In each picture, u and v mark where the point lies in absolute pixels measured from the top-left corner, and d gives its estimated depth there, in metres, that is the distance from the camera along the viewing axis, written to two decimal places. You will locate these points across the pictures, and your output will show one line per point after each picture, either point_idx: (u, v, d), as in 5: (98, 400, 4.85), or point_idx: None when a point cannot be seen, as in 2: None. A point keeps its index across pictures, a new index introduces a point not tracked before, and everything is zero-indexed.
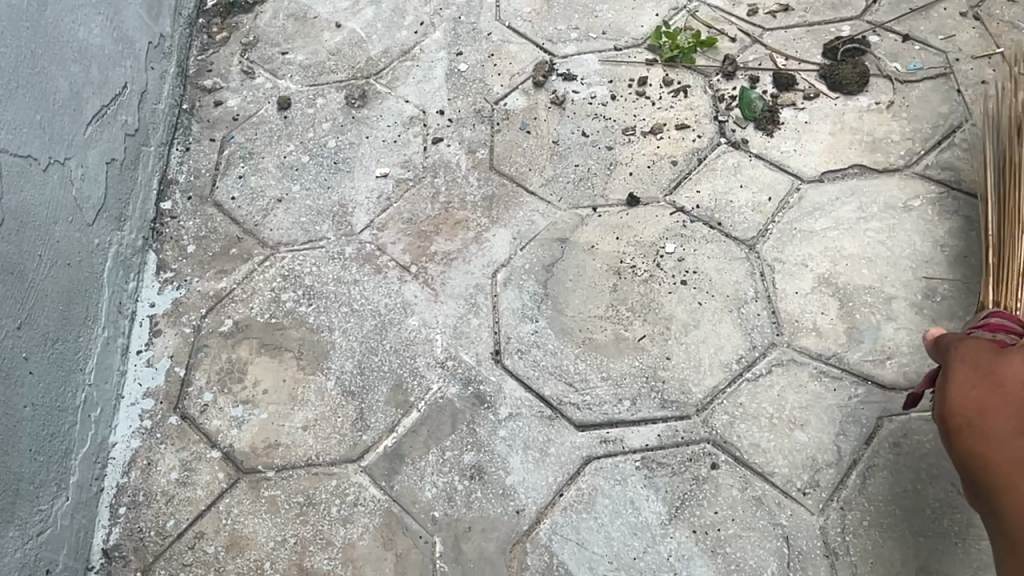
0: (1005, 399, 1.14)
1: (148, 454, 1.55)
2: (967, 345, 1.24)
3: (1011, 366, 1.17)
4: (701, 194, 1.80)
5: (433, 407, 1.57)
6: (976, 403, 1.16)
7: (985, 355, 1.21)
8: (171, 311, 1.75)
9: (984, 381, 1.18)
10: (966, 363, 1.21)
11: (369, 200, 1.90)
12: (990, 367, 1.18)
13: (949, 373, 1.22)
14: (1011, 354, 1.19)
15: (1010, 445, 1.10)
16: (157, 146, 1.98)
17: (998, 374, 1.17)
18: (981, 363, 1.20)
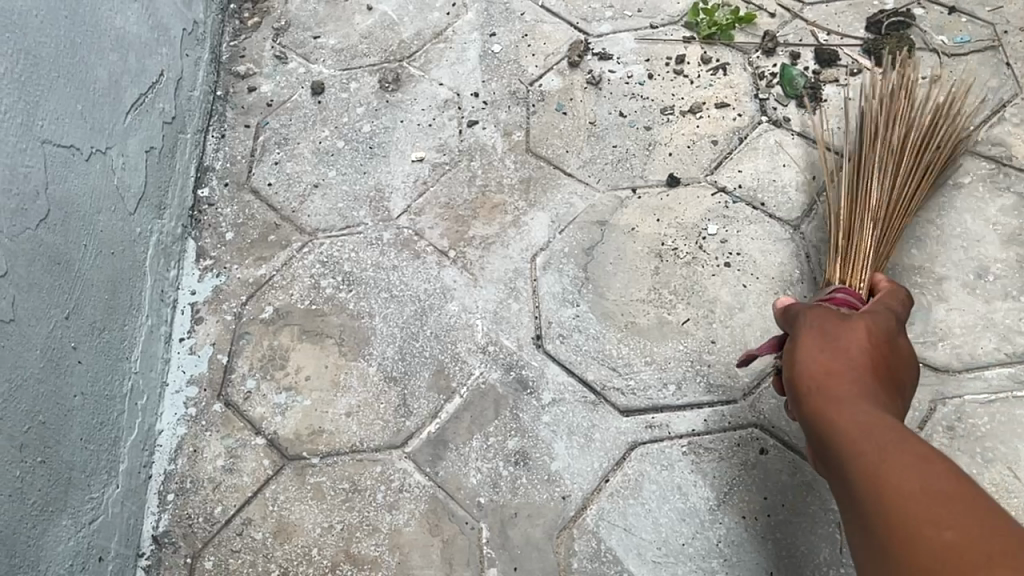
0: (845, 359, 1.13)
1: (194, 441, 1.56)
2: (811, 313, 1.22)
3: (849, 336, 1.15)
4: (743, 174, 1.77)
5: (476, 392, 1.57)
6: (821, 365, 1.14)
7: (828, 319, 1.19)
8: (212, 298, 1.76)
9: (826, 347, 1.16)
10: (811, 331, 1.19)
11: (406, 185, 1.89)
12: (829, 331, 1.17)
13: (796, 346, 1.20)
14: (852, 321, 1.17)
15: (851, 403, 1.07)
16: (193, 134, 1.98)
17: (840, 338, 1.15)
18: (823, 331, 1.18)
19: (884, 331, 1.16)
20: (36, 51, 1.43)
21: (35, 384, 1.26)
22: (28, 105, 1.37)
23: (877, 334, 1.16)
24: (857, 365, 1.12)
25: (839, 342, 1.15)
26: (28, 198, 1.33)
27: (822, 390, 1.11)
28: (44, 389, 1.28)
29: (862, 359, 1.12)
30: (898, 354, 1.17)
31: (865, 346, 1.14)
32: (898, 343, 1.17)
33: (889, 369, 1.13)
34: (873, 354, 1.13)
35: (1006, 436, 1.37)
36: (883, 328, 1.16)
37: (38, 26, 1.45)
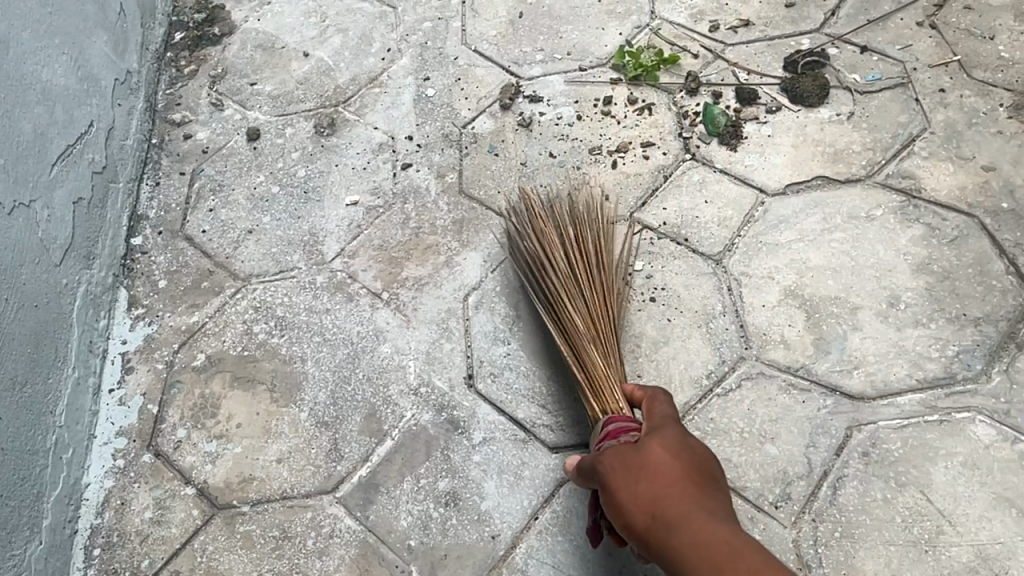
0: (662, 475, 1.05)
1: (123, 493, 1.55)
2: (608, 456, 1.14)
3: (649, 458, 1.09)
4: (668, 212, 1.81)
5: (408, 433, 1.57)
6: (638, 499, 1.05)
7: (624, 454, 1.13)
8: (143, 348, 1.75)
9: (640, 472, 1.08)
10: (616, 464, 1.12)
11: (339, 229, 1.91)
12: (630, 466, 1.09)
13: (609, 489, 1.10)
14: (647, 447, 1.11)
15: (691, 521, 0.97)
16: (126, 183, 1.99)
17: (648, 463, 1.08)
18: (624, 461, 1.11)
19: (677, 445, 1.11)
20: None
21: None
22: None
23: (677, 451, 1.10)
24: (676, 478, 1.05)
25: (651, 464, 1.08)
26: None
27: (650, 515, 1.02)
28: None
29: (679, 476, 1.05)
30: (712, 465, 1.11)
31: (679, 463, 1.07)
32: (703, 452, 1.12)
33: (707, 475, 1.07)
34: (681, 464, 1.07)
35: (919, 461, 1.41)
36: (684, 447, 1.11)
37: None
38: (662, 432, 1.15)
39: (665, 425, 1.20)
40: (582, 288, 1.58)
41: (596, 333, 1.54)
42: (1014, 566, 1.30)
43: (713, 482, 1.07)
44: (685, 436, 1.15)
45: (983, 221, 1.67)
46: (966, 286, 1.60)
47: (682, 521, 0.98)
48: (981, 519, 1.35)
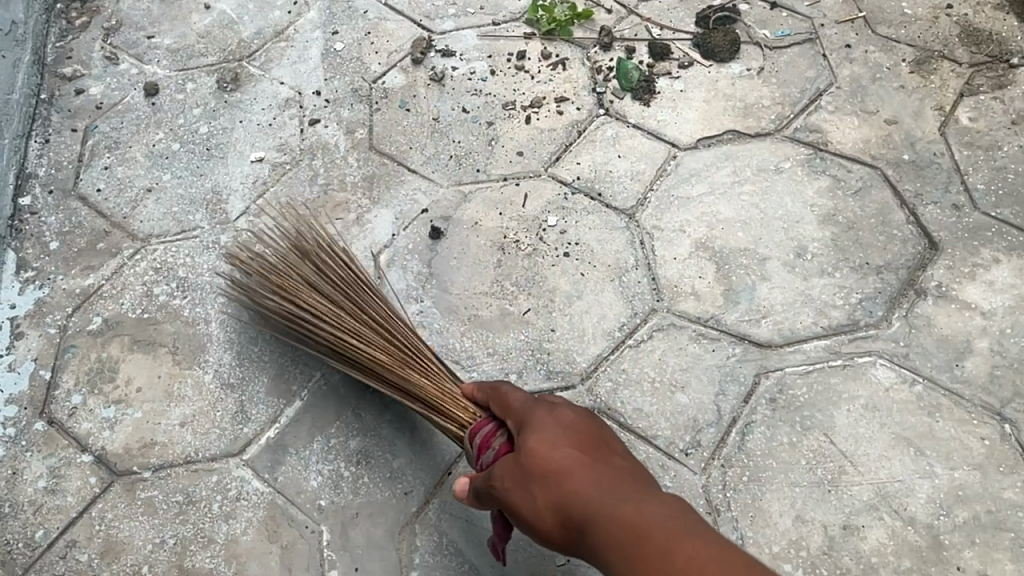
0: (560, 473, 1.04)
1: (13, 463, 1.47)
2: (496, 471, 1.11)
3: (534, 461, 1.06)
4: (581, 166, 1.80)
5: (317, 393, 1.53)
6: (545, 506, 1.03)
7: (509, 464, 1.09)
8: (34, 312, 1.65)
9: (536, 477, 1.05)
10: (509, 475, 1.09)
11: (244, 186, 1.84)
12: (521, 475, 1.07)
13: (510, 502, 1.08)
14: (526, 450, 1.08)
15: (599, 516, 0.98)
16: (11, 139, 1.87)
17: (539, 465, 1.05)
18: (513, 475, 1.08)
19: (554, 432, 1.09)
20: None
21: None
22: None
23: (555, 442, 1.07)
24: (574, 472, 1.03)
25: (542, 463, 1.05)
26: None
27: (565, 519, 1.02)
28: None
29: (574, 469, 1.04)
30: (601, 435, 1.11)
31: (570, 451, 1.06)
32: (584, 426, 1.11)
33: (596, 451, 1.07)
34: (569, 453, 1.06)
35: (823, 405, 1.45)
36: (564, 432, 1.09)
37: None
38: (533, 425, 1.11)
39: (532, 409, 1.16)
40: (351, 333, 1.41)
41: (405, 358, 1.39)
42: (911, 502, 1.35)
43: (607, 456, 1.06)
44: (559, 416, 1.12)
45: (886, 173, 1.71)
46: (868, 236, 1.64)
47: (592, 523, 0.98)
48: (881, 458, 1.39)
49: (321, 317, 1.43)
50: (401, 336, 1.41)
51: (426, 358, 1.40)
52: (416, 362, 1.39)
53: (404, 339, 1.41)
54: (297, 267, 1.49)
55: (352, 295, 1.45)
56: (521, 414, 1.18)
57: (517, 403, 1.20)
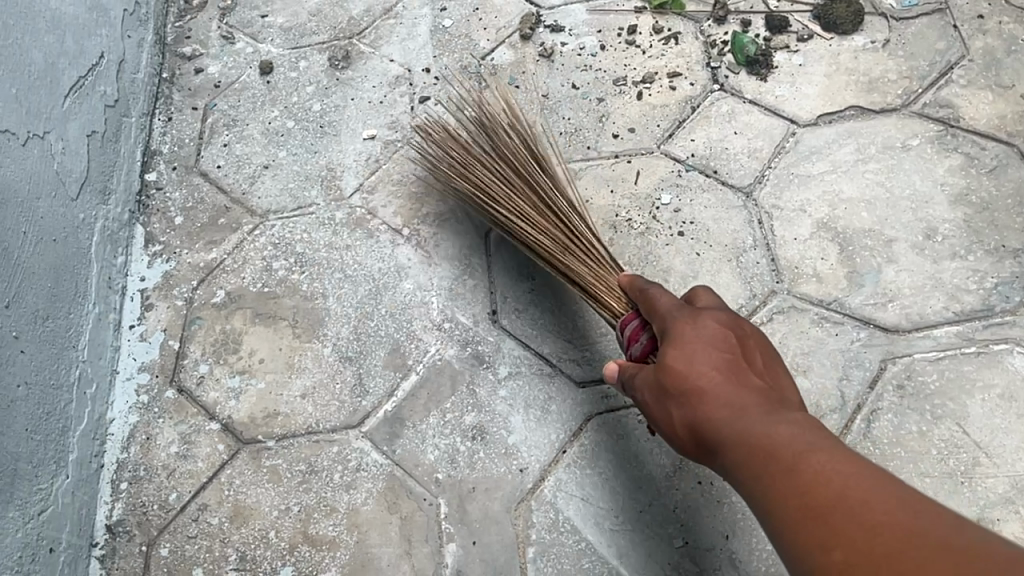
0: (698, 391, 1.07)
1: (147, 429, 1.53)
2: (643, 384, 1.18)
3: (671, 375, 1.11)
4: (695, 143, 1.76)
5: (432, 369, 1.56)
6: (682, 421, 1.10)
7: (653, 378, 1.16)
8: (162, 285, 1.72)
9: (676, 396, 1.11)
10: (653, 389, 1.16)
11: (357, 163, 1.87)
12: (661, 389, 1.13)
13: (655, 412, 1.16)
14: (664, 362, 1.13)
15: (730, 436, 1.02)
16: (138, 117, 1.93)
17: (679, 381, 1.10)
18: (655, 385, 1.15)
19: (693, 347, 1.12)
20: None
21: None
22: None
23: (694, 355, 1.11)
24: (712, 389, 1.07)
25: (682, 379, 1.10)
26: None
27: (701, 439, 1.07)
28: None
29: (712, 385, 1.07)
30: (744, 349, 1.13)
31: (709, 367, 1.09)
32: (726, 337, 1.13)
33: (733, 368, 1.09)
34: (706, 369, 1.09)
35: (955, 394, 1.39)
36: (707, 341, 1.12)
37: None
38: (678, 337, 1.15)
39: (675, 319, 1.20)
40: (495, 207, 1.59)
41: (569, 237, 1.52)
42: None
43: (744, 374, 1.09)
44: (703, 328, 1.15)
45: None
46: (1005, 218, 1.56)
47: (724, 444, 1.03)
48: (1020, 451, 1.33)
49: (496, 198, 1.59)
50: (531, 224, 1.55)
51: (586, 245, 1.50)
52: (578, 252, 1.51)
53: (566, 222, 1.53)
54: (501, 148, 1.62)
55: (511, 176, 1.58)
56: (667, 325, 1.22)
57: (663, 308, 1.24)
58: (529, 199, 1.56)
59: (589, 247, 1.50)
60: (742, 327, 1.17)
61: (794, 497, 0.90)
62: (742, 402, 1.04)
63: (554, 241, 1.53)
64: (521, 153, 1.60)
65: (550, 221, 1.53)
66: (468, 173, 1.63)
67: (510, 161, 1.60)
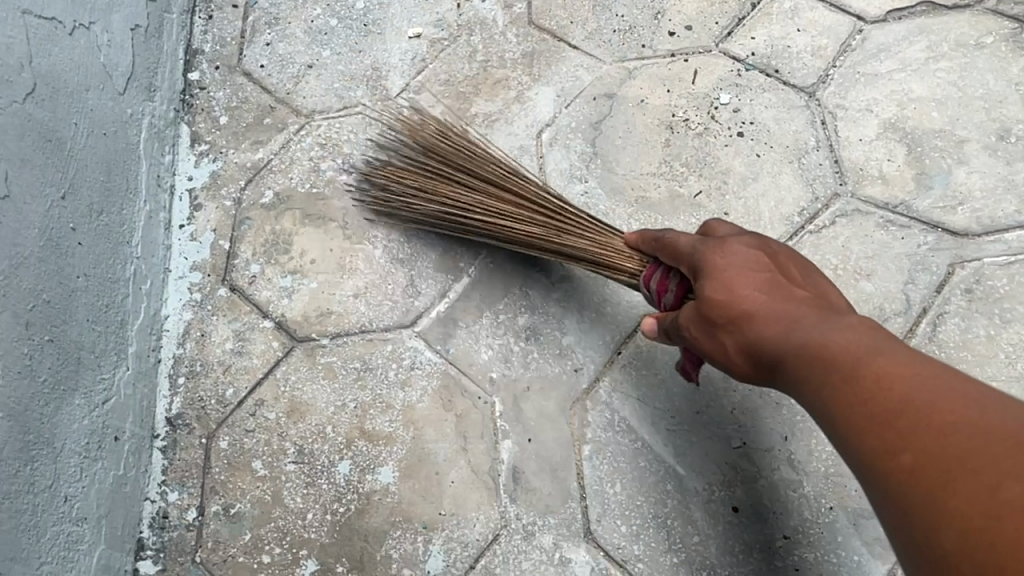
0: (746, 316, 1.03)
1: (201, 326, 1.54)
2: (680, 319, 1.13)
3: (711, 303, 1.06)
4: (756, 41, 1.69)
5: (485, 270, 1.53)
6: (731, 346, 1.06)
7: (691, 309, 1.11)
8: (209, 185, 1.71)
9: (722, 325, 1.06)
10: (693, 323, 1.11)
11: (403, 63, 1.80)
12: (701, 320, 1.09)
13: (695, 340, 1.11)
14: (700, 297, 1.08)
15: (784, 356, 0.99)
16: (179, 14, 1.87)
17: (722, 310, 1.05)
18: (694, 321, 1.10)
19: (729, 273, 1.07)
20: None
21: (37, 263, 1.19)
22: None
23: (731, 282, 1.06)
24: (760, 312, 1.02)
25: (726, 307, 1.05)
26: (12, 71, 1.20)
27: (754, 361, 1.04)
28: (47, 269, 1.22)
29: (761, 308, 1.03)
30: (779, 265, 1.08)
31: (751, 292, 1.05)
32: (761, 257, 1.08)
33: (774, 287, 1.05)
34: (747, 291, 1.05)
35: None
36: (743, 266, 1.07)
37: None
38: (708, 266, 1.10)
39: (701, 250, 1.14)
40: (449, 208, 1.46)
41: (541, 210, 1.41)
42: None
43: (787, 289, 1.04)
44: (733, 252, 1.10)
45: None
46: None
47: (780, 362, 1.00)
48: None
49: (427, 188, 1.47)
50: (515, 208, 1.42)
51: (575, 219, 1.40)
52: (570, 226, 1.40)
53: (540, 201, 1.42)
54: (411, 137, 1.51)
55: (463, 169, 1.46)
56: (692, 255, 1.16)
57: (684, 245, 1.18)
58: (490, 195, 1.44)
59: (580, 219, 1.40)
60: (772, 244, 1.12)
61: (859, 410, 0.88)
62: (792, 318, 1.00)
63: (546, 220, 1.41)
64: (471, 148, 1.48)
65: (512, 203, 1.43)
66: (418, 182, 1.48)
67: (425, 144, 1.49)
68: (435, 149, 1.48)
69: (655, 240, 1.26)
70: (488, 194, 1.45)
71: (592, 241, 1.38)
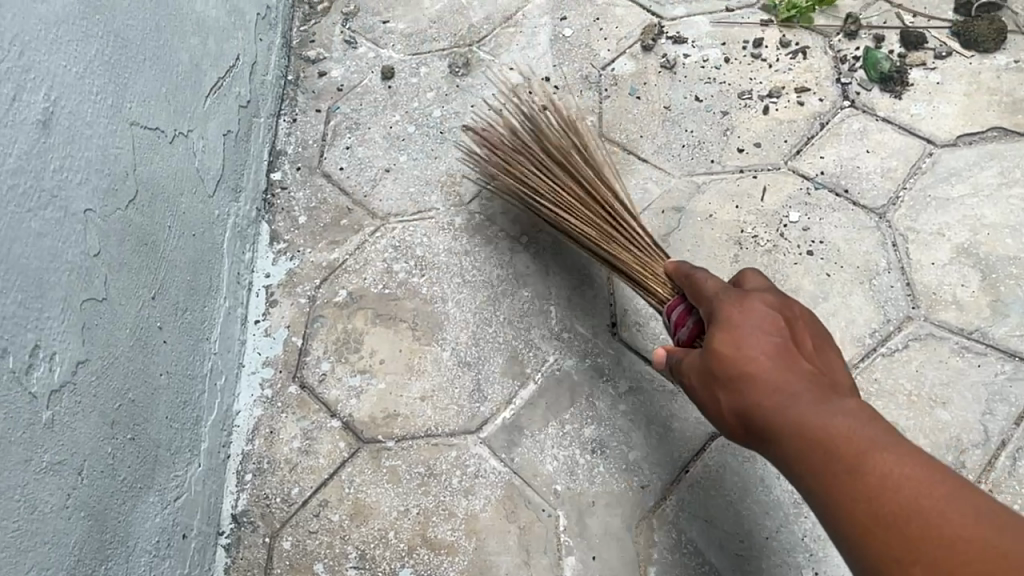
0: (747, 378, 1.01)
1: (271, 422, 1.57)
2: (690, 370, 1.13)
3: (719, 359, 1.05)
4: (826, 160, 1.72)
5: (551, 379, 1.55)
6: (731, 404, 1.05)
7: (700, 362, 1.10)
8: (286, 282, 1.76)
9: (726, 383, 1.04)
10: (701, 377, 1.10)
11: (477, 170, 1.86)
12: (708, 373, 1.08)
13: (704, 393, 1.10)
14: (712, 348, 1.07)
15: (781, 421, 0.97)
16: (267, 118, 1.96)
17: (727, 367, 1.04)
18: (704, 372, 1.09)
19: (741, 331, 1.05)
20: (124, 34, 1.36)
21: (126, 362, 1.24)
22: (117, 88, 1.31)
23: (742, 338, 1.04)
24: (762, 374, 1.01)
25: (731, 364, 1.04)
26: (118, 179, 1.28)
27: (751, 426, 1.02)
28: (134, 367, 1.26)
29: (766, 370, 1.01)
30: (793, 328, 1.06)
31: (757, 351, 1.03)
32: (772, 316, 1.06)
33: (787, 347, 1.03)
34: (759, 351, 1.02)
35: None
36: (756, 324, 1.05)
37: (139, 6, 1.43)
38: (723, 323, 1.09)
39: (721, 305, 1.13)
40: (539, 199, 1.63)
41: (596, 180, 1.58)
42: None
43: (796, 352, 1.03)
44: (748, 309, 1.08)
45: None
46: None
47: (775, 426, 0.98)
48: None
49: (539, 180, 1.62)
50: (591, 217, 1.56)
51: (630, 229, 1.52)
52: (623, 238, 1.52)
53: (603, 209, 1.55)
54: (539, 144, 1.65)
55: (568, 168, 1.60)
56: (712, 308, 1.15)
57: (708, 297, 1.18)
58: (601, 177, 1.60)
59: (632, 232, 1.52)
60: (791, 305, 1.10)
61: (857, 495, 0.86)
62: (794, 388, 0.98)
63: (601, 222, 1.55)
64: (569, 156, 1.61)
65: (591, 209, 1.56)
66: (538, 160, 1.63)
67: (555, 155, 1.61)
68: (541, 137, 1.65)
69: (686, 278, 1.29)
70: (562, 184, 1.59)
71: (643, 263, 1.48)
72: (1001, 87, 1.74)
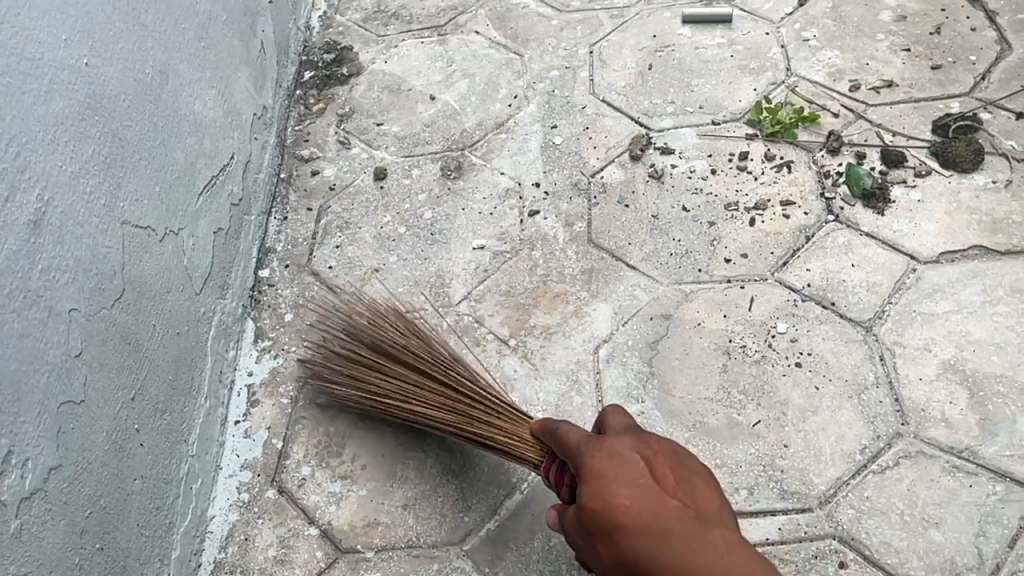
0: (611, 522, 1.00)
1: (246, 529, 1.52)
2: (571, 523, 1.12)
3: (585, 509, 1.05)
4: (812, 273, 1.74)
5: (537, 489, 1.51)
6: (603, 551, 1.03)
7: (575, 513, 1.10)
8: (269, 380, 1.73)
9: (594, 533, 1.04)
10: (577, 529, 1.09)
11: (467, 272, 1.86)
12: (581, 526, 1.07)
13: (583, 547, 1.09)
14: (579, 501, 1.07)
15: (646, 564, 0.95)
16: (258, 215, 1.97)
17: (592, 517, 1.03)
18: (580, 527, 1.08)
19: (602, 476, 1.06)
20: (122, 134, 1.37)
21: (99, 467, 1.20)
22: (111, 187, 1.31)
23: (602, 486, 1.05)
24: (622, 517, 0.99)
25: (593, 512, 1.03)
26: (106, 277, 1.27)
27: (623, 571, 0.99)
28: (108, 472, 1.22)
29: (626, 513, 0.99)
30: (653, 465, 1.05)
31: (617, 493, 1.02)
32: (632, 456, 1.07)
33: (646, 484, 1.02)
34: (615, 495, 1.02)
35: None
36: (618, 467, 1.05)
37: (138, 108, 1.44)
38: (587, 473, 1.09)
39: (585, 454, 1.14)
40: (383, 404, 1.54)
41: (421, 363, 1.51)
42: None
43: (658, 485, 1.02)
44: (609, 455, 1.09)
45: None
46: None
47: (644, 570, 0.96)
48: None
49: (380, 393, 1.53)
50: (396, 396, 1.52)
51: (484, 405, 1.46)
52: (479, 416, 1.46)
53: (455, 390, 1.49)
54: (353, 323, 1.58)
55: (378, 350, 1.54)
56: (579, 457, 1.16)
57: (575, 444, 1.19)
58: (405, 326, 1.57)
59: (496, 406, 1.46)
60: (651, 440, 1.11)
61: None
62: (654, 524, 0.97)
63: (435, 391, 1.49)
64: (377, 330, 1.56)
65: (444, 405, 1.48)
66: (357, 377, 1.55)
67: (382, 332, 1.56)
68: (353, 342, 1.56)
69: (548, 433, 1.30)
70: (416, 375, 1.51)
71: (513, 437, 1.42)
72: (980, 206, 1.79)
